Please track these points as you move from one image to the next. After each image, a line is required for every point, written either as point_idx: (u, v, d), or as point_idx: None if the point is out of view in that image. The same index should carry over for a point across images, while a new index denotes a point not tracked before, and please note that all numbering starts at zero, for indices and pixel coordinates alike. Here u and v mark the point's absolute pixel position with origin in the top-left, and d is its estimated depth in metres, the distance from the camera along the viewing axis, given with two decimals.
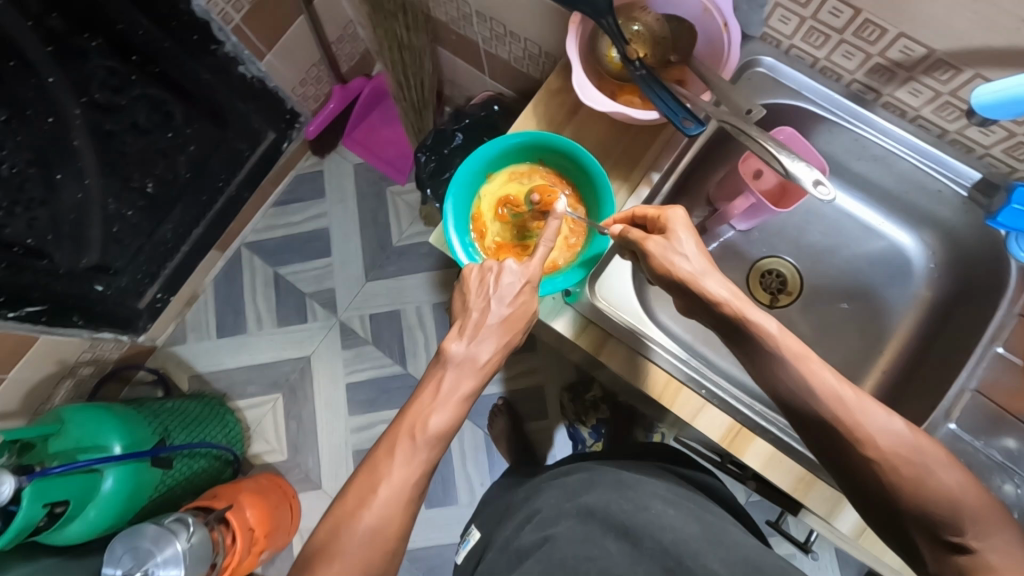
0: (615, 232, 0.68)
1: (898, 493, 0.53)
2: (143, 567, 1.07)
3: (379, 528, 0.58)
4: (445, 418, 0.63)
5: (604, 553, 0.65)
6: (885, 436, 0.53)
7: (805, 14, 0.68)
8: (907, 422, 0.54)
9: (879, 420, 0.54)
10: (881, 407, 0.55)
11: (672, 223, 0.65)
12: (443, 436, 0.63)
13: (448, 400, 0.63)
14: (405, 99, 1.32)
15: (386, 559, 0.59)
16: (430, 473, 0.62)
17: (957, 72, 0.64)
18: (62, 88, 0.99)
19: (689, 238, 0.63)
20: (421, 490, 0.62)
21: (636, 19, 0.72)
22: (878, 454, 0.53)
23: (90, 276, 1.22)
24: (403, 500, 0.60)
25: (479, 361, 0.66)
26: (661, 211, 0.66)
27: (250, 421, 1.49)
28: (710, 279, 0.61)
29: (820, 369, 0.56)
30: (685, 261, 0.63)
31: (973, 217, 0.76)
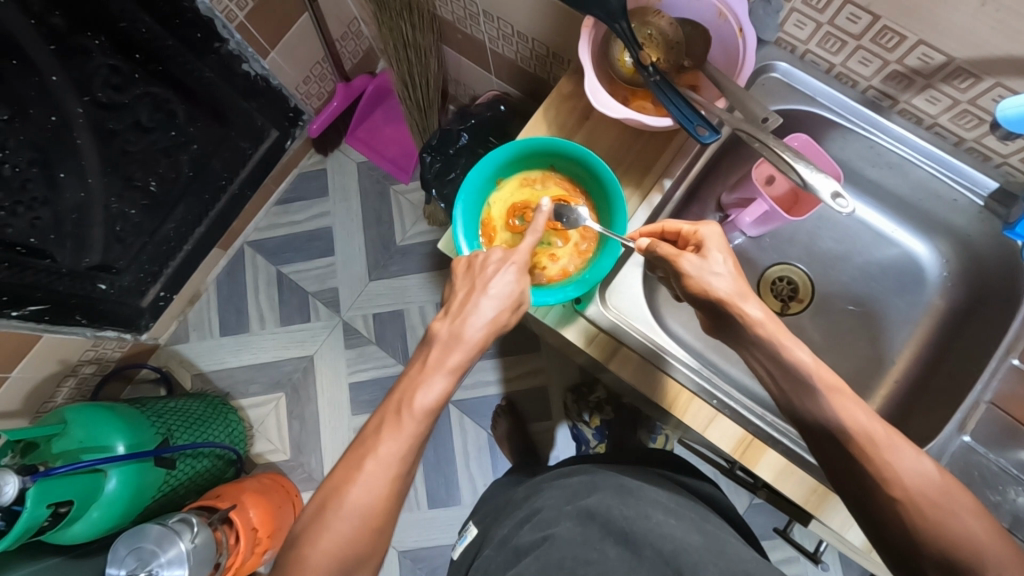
0: (644, 246, 0.67)
1: (918, 531, 0.52)
2: (147, 567, 1.06)
3: (366, 503, 0.58)
4: (431, 394, 0.61)
5: (603, 556, 0.65)
6: (914, 477, 0.53)
7: (821, 19, 0.67)
8: (936, 463, 0.54)
9: (905, 458, 0.53)
10: (910, 446, 0.54)
11: (707, 241, 0.64)
12: (431, 412, 0.61)
13: (434, 376, 0.62)
14: (410, 97, 1.31)
15: (376, 532, 0.59)
16: (418, 449, 0.61)
17: (976, 81, 0.63)
18: (65, 87, 0.98)
19: (723, 257, 0.63)
20: (411, 464, 0.61)
21: (650, 24, 0.71)
22: (905, 495, 0.52)
23: (93, 276, 1.21)
24: (390, 475, 0.59)
25: (466, 339, 0.64)
26: (696, 228, 0.65)
27: (253, 421, 1.49)
28: (745, 300, 0.61)
29: (853, 408, 0.56)
30: (719, 280, 0.62)
31: (988, 227, 0.75)
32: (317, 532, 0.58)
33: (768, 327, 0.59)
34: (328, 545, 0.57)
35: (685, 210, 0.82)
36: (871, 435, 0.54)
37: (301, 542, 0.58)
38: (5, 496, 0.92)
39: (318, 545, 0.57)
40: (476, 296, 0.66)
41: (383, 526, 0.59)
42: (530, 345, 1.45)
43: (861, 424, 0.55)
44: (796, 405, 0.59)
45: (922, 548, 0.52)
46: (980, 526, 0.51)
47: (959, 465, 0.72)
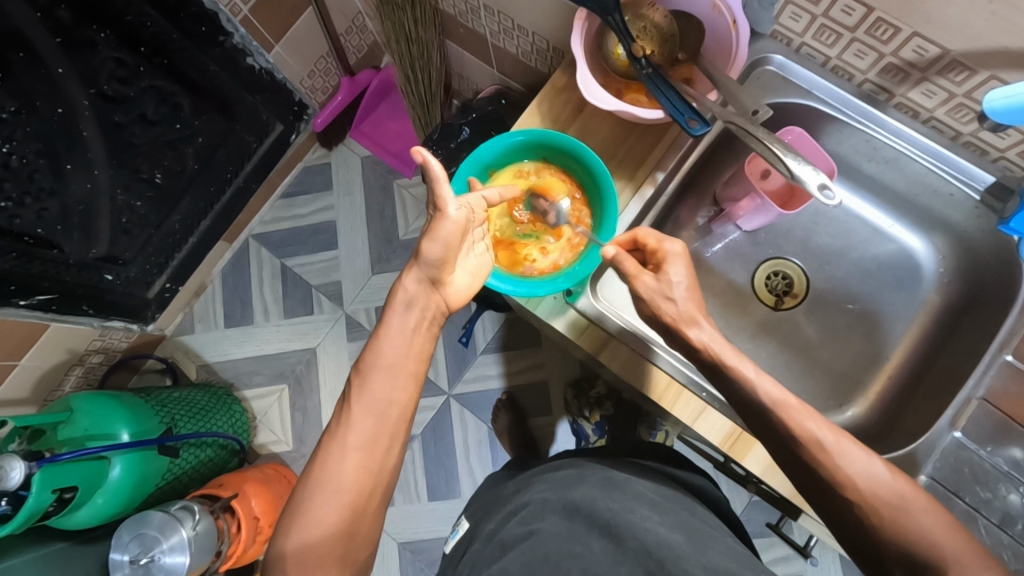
0: (607, 255, 0.65)
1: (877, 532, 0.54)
2: (150, 553, 1.09)
3: (343, 471, 0.61)
4: (383, 348, 0.66)
5: (587, 550, 0.65)
6: (865, 479, 0.54)
7: (816, 12, 0.67)
8: (887, 463, 0.55)
9: (857, 458, 0.55)
10: (860, 448, 0.56)
11: (670, 257, 0.65)
12: (389, 369, 0.65)
13: (386, 332, 0.67)
14: (414, 92, 1.33)
15: (356, 500, 0.61)
16: (386, 413, 0.64)
17: (971, 73, 0.63)
18: (71, 79, 0.99)
19: (681, 280, 0.64)
20: (383, 433, 0.63)
21: (644, 17, 0.72)
22: (859, 497, 0.54)
23: (99, 266, 1.23)
24: (361, 439, 0.62)
25: (407, 289, 0.69)
26: (660, 243, 0.65)
27: (256, 412, 1.50)
28: (696, 327, 0.62)
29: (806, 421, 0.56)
30: (673, 304, 0.63)
31: (985, 222, 0.75)
32: (298, 508, 0.60)
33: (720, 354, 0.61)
34: (310, 520, 0.59)
35: (678, 203, 0.82)
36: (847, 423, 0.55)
37: (284, 524, 0.61)
38: (12, 481, 0.94)
39: (299, 522, 0.59)
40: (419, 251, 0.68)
41: (361, 496, 0.61)
42: (530, 340, 1.45)
43: (816, 432, 0.56)
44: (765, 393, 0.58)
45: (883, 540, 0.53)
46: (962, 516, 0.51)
47: (951, 462, 0.71)
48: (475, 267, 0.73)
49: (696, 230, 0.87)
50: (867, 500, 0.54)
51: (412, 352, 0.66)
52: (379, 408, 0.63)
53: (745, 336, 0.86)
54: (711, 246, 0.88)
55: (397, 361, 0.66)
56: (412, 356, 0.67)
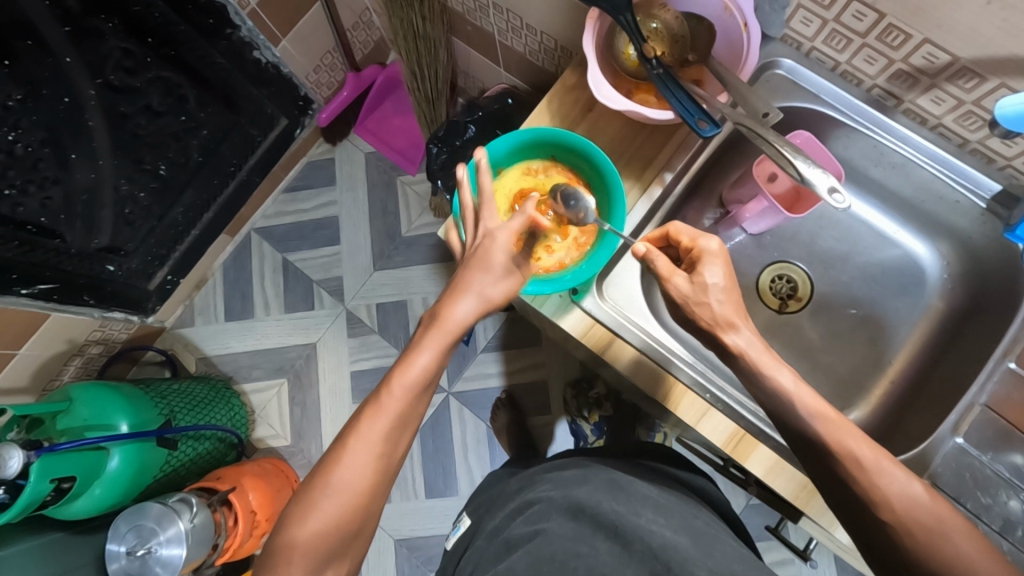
0: (639, 253, 0.65)
1: (906, 544, 0.53)
2: (147, 545, 1.09)
3: (351, 482, 0.59)
4: (416, 370, 0.62)
5: (593, 551, 0.65)
6: (902, 499, 0.54)
7: (828, 16, 0.67)
8: (927, 484, 0.54)
9: (896, 478, 0.54)
10: (901, 469, 0.55)
11: (706, 254, 0.63)
12: (422, 385, 0.62)
13: (419, 351, 0.63)
14: (418, 89, 1.32)
15: (363, 505, 0.60)
16: (408, 423, 0.62)
17: (980, 81, 0.63)
18: (78, 69, 0.99)
19: (720, 277, 0.62)
20: (399, 441, 0.62)
21: (655, 17, 0.72)
22: (893, 516, 0.54)
23: (101, 257, 1.23)
24: (375, 453, 0.60)
25: (458, 319, 0.64)
26: (694, 241, 0.64)
27: (255, 406, 1.50)
28: (737, 326, 0.60)
29: (854, 442, 0.55)
30: (712, 303, 0.62)
31: (990, 229, 0.75)
32: (301, 514, 0.59)
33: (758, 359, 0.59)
34: (312, 528, 0.58)
35: (685, 204, 0.82)
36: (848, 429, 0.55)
37: (288, 516, 0.60)
38: (11, 469, 0.94)
39: (302, 527, 0.58)
40: (464, 277, 0.65)
41: (370, 499, 0.60)
42: (530, 339, 1.45)
43: (856, 451, 0.55)
44: (787, 395, 0.57)
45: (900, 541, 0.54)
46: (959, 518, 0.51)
47: (951, 467, 0.71)
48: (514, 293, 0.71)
49: (702, 232, 0.87)
50: (899, 516, 0.53)
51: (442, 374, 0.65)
52: (403, 420, 0.61)
53: None
54: None
55: (426, 384, 0.63)
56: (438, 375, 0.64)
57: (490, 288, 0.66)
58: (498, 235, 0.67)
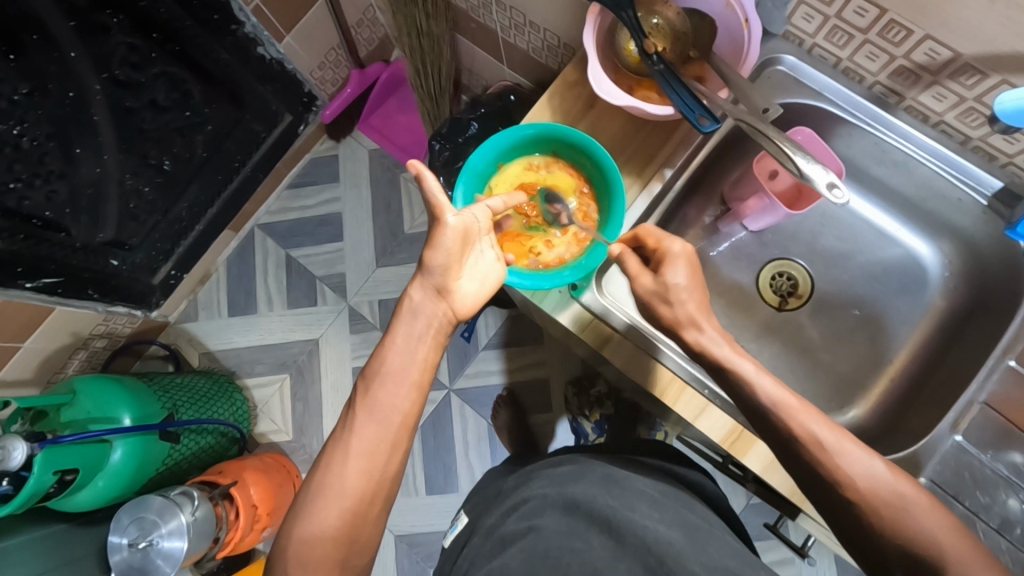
0: (614, 254, 0.68)
1: (874, 526, 0.54)
2: (149, 537, 1.10)
3: (339, 477, 0.62)
4: (388, 358, 0.66)
5: (587, 546, 0.65)
6: (865, 479, 0.55)
7: (829, 12, 0.67)
8: (887, 462, 0.56)
9: (857, 458, 0.55)
10: (861, 449, 0.56)
11: (673, 255, 0.65)
12: (392, 377, 0.65)
13: (390, 339, 0.68)
14: (422, 86, 1.32)
15: (355, 508, 0.62)
16: (388, 420, 0.64)
17: (982, 77, 0.63)
18: (84, 63, 1.00)
19: (683, 276, 0.64)
20: (383, 442, 0.63)
21: (657, 13, 0.72)
22: (858, 496, 0.55)
23: (105, 251, 1.24)
24: (357, 454, 0.63)
25: (412, 300, 0.69)
26: (664, 242, 0.66)
27: (257, 401, 1.51)
28: (703, 324, 0.63)
29: (809, 422, 0.57)
30: (679, 301, 0.64)
31: (992, 228, 0.75)
32: (297, 515, 0.62)
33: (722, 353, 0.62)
34: (306, 525, 0.61)
35: (686, 201, 0.82)
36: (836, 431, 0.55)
37: (289, 525, 0.63)
38: (14, 461, 0.95)
39: (298, 535, 0.61)
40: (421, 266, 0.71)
41: (360, 502, 0.62)
42: (531, 337, 1.46)
43: (817, 432, 0.56)
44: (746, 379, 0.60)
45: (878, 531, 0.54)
46: None
47: (951, 466, 0.71)
48: (483, 275, 0.72)
49: (703, 229, 0.87)
50: (863, 498, 0.54)
51: (419, 363, 0.67)
52: (381, 416, 0.64)
53: (748, 336, 0.86)
54: (718, 246, 0.88)
55: (402, 370, 0.66)
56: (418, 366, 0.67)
57: (439, 267, 0.69)
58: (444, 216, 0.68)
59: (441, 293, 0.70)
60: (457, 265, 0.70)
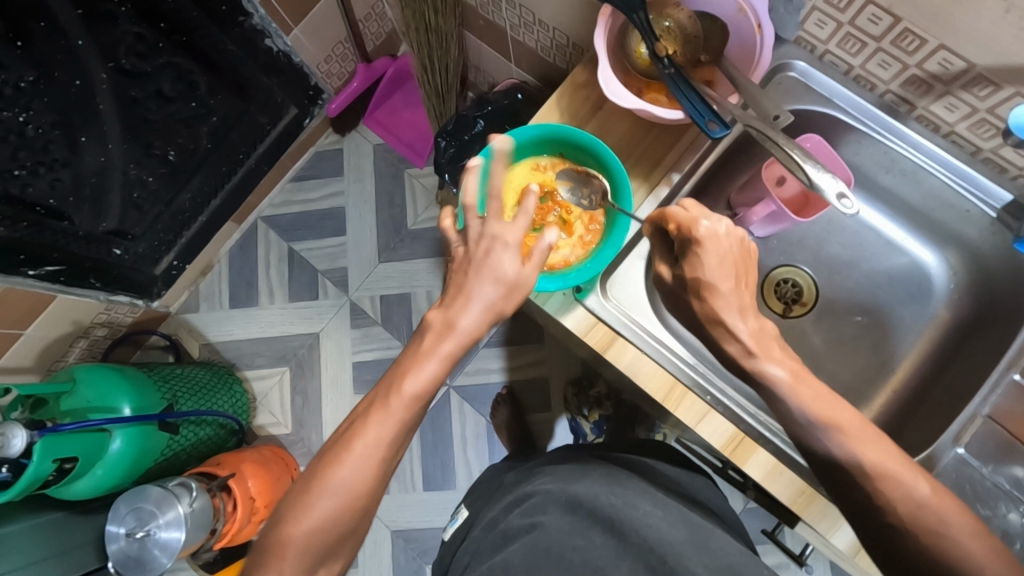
0: (649, 233, 0.68)
1: (909, 541, 0.52)
2: (146, 527, 1.10)
3: (351, 490, 0.58)
4: (421, 380, 0.60)
5: (589, 544, 0.66)
6: (906, 502, 0.52)
7: (843, 19, 0.66)
8: (933, 483, 0.52)
9: (900, 479, 0.52)
10: (907, 469, 0.53)
11: (703, 241, 0.60)
12: (425, 396, 0.61)
13: (425, 361, 0.60)
14: (428, 82, 1.32)
15: (361, 507, 0.59)
16: (410, 431, 0.61)
17: (996, 89, 0.62)
18: (90, 52, 1.00)
19: (712, 258, 0.60)
20: (398, 448, 0.61)
21: (668, 16, 0.71)
22: (897, 521, 0.52)
23: (109, 240, 1.24)
24: (374, 457, 0.59)
25: (462, 326, 0.61)
26: (695, 222, 0.61)
27: (256, 393, 1.51)
28: (737, 316, 0.59)
29: (859, 446, 0.54)
30: (714, 292, 0.60)
31: (1000, 239, 0.74)
32: (295, 504, 0.59)
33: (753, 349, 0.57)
34: (305, 526, 0.58)
35: (693, 206, 0.81)
36: (857, 456, 0.53)
37: (287, 512, 0.59)
38: (14, 449, 0.94)
39: (298, 525, 0.58)
40: (469, 282, 0.62)
41: (368, 500, 0.60)
42: (532, 336, 1.45)
43: (860, 452, 0.53)
44: (781, 389, 0.56)
45: (906, 544, 0.52)
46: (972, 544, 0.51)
47: (951, 478, 0.71)
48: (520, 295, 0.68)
49: None
50: (902, 517, 0.52)
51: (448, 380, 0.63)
52: (405, 427, 0.60)
53: None
54: None
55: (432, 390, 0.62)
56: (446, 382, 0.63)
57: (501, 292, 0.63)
58: (506, 237, 0.63)
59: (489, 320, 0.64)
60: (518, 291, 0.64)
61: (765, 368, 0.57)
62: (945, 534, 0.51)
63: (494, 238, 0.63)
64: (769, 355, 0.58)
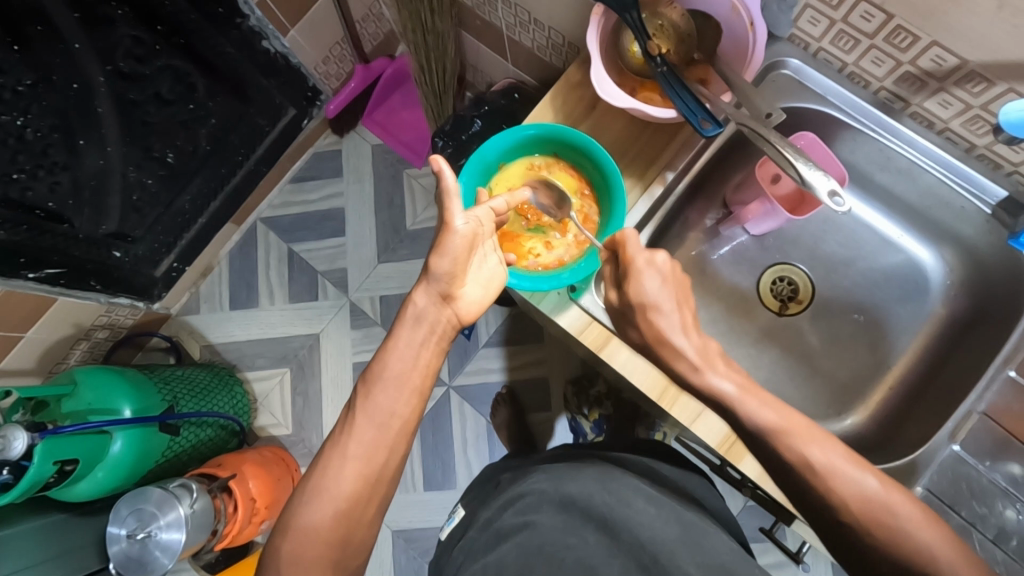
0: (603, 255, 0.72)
1: (867, 539, 0.53)
2: (147, 529, 1.11)
3: (344, 489, 0.61)
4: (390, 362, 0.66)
5: (582, 542, 0.66)
6: (854, 494, 0.54)
7: (835, 16, 0.66)
8: (881, 476, 0.54)
9: (851, 478, 0.54)
10: (852, 463, 0.55)
11: (644, 270, 0.66)
12: (396, 382, 0.65)
13: (393, 343, 0.67)
14: (427, 83, 1.32)
15: (351, 510, 0.62)
16: (390, 424, 0.64)
17: (989, 85, 0.62)
18: (88, 55, 1.00)
19: (654, 285, 0.65)
20: (382, 446, 0.64)
21: (661, 15, 0.71)
22: (853, 518, 0.54)
23: (108, 243, 1.24)
24: (357, 454, 0.63)
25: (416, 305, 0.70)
26: (637, 253, 0.66)
27: (257, 394, 1.52)
28: (679, 337, 0.64)
29: (801, 445, 0.56)
30: (663, 316, 0.65)
31: (995, 236, 0.74)
32: (291, 516, 0.62)
33: (697, 364, 0.61)
34: (301, 536, 0.60)
35: (688, 205, 0.81)
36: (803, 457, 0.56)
37: (280, 528, 0.62)
38: (15, 451, 0.94)
39: (291, 537, 0.60)
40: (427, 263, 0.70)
41: (358, 503, 0.62)
42: (531, 336, 1.46)
43: (809, 454, 0.55)
44: (729, 402, 0.60)
45: (865, 540, 0.53)
46: (931, 538, 0.52)
47: (948, 475, 0.70)
48: (488, 278, 0.72)
49: (705, 232, 0.87)
50: (857, 515, 0.53)
51: (420, 369, 0.67)
52: (382, 418, 0.64)
53: (747, 341, 0.86)
54: (719, 249, 0.88)
55: (403, 375, 0.66)
56: (418, 370, 0.67)
57: (445, 274, 0.69)
58: (450, 224, 0.68)
59: (446, 298, 0.70)
60: (461, 272, 0.70)
61: (711, 381, 0.61)
62: (905, 530, 0.52)
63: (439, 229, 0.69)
64: (712, 369, 0.62)
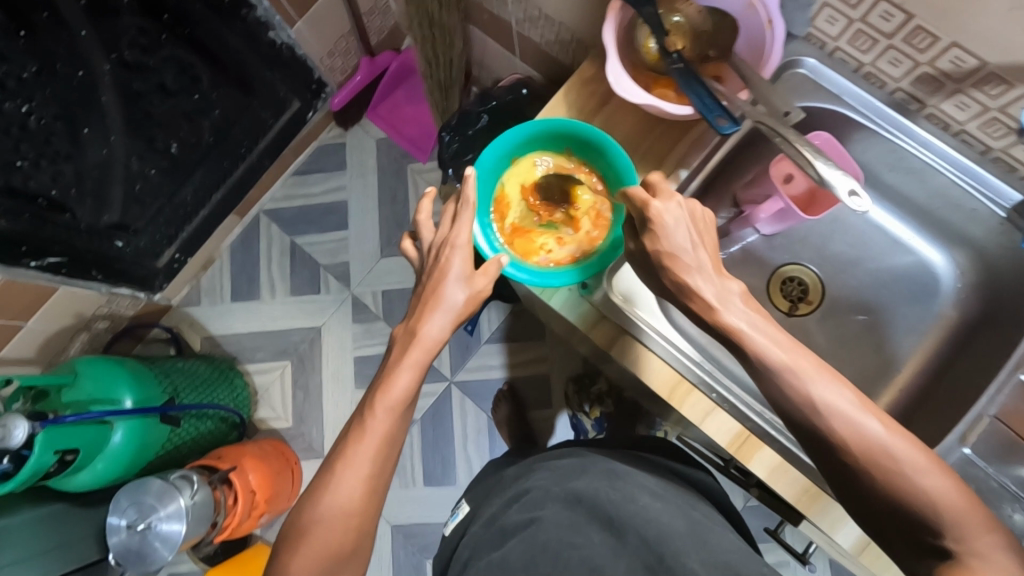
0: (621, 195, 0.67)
1: (870, 484, 0.52)
2: (147, 520, 1.10)
3: (353, 506, 0.63)
4: (399, 390, 0.65)
5: (588, 541, 0.65)
6: (855, 434, 0.52)
7: (854, 15, 0.66)
8: (886, 420, 0.52)
9: (852, 422, 0.52)
10: (857, 403, 0.52)
11: (660, 215, 0.60)
12: (402, 407, 0.65)
13: (402, 371, 0.65)
14: (432, 76, 1.32)
15: (359, 523, 0.64)
16: (395, 441, 0.66)
17: (1007, 88, 0.62)
18: (92, 44, 0.99)
19: (675, 229, 0.59)
20: (386, 462, 0.65)
21: (677, 11, 0.71)
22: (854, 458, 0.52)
23: (110, 233, 1.24)
24: (364, 476, 0.64)
25: (431, 335, 0.66)
26: (648, 201, 0.60)
27: (257, 387, 1.51)
28: (701, 278, 0.58)
29: (807, 384, 0.53)
30: (685, 255, 0.59)
31: (1008, 239, 0.74)
32: (299, 531, 0.63)
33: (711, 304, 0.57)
34: (311, 552, 0.63)
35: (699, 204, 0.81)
36: (806, 399, 0.53)
37: (289, 542, 0.64)
38: (16, 440, 0.94)
39: (302, 552, 0.63)
40: (436, 291, 0.67)
41: (365, 516, 0.64)
42: (533, 333, 1.45)
43: (815, 394, 0.53)
44: (741, 339, 0.56)
45: (866, 481, 0.52)
46: (936, 484, 0.50)
47: (957, 478, 0.70)
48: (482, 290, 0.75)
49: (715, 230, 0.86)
50: (858, 459, 0.52)
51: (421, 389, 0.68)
52: (389, 439, 0.65)
53: None
54: (729, 248, 0.88)
55: (409, 399, 0.66)
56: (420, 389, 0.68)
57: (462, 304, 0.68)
58: (458, 240, 0.69)
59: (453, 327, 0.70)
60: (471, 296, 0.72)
61: (724, 318, 0.57)
62: (906, 476, 0.50)
63: (448, 259, 0.68)
64: (726, 306, 0.57)
